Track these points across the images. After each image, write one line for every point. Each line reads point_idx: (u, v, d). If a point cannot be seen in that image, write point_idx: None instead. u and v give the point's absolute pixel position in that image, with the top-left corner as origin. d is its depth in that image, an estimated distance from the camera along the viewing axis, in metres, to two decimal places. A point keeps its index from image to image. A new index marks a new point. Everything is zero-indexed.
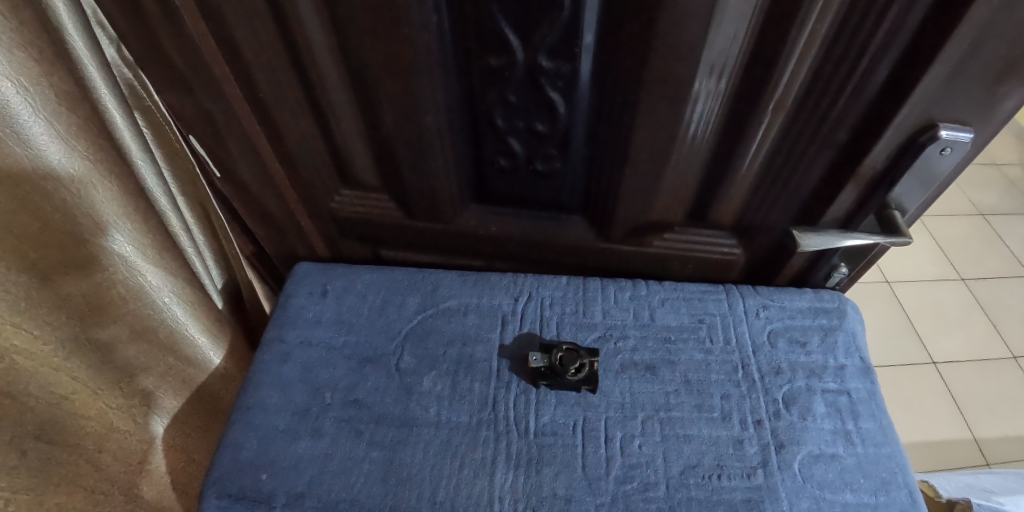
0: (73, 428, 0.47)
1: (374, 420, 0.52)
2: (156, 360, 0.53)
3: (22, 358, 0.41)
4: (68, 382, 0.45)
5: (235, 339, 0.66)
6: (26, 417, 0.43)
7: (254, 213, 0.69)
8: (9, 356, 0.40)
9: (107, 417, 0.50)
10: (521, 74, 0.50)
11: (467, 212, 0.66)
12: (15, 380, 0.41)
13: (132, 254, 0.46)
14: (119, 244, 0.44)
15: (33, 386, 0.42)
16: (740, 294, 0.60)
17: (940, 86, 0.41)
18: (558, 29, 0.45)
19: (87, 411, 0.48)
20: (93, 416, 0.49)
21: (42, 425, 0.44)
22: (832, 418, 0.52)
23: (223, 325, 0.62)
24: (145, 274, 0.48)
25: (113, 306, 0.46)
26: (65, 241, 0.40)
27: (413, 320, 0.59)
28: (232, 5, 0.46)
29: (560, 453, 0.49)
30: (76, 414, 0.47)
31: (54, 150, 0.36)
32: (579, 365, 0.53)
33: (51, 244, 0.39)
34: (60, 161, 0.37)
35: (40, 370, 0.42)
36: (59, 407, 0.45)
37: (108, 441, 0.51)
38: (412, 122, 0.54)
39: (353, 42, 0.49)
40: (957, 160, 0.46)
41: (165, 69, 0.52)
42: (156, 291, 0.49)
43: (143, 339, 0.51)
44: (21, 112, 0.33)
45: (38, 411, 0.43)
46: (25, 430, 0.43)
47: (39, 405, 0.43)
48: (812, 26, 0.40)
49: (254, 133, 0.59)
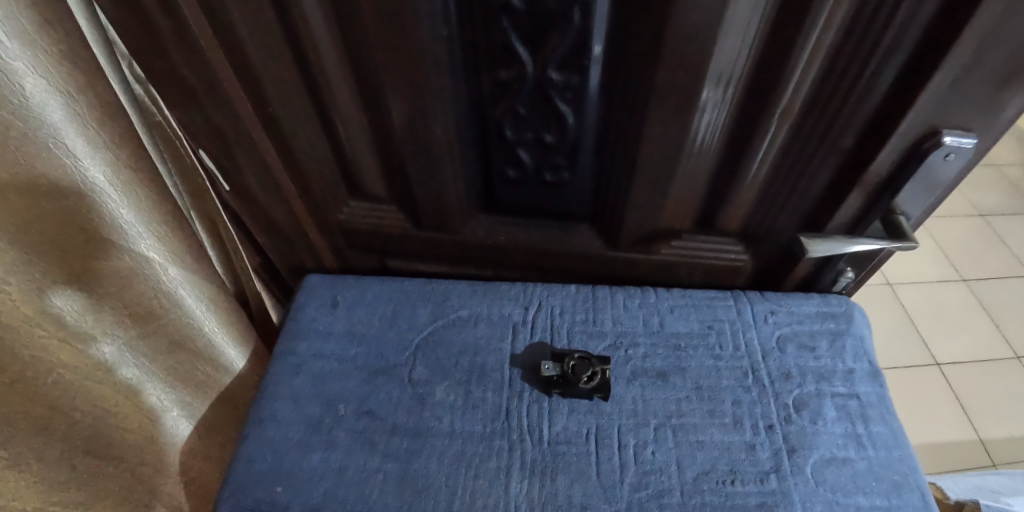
0: (116, 441, 0.47)
1: (387, 431, 0.52)
2: (194, 371, 0.53)
3: (67, 371, 0.41)
4: (109, 395, 0.45)
5: (262, 347, 0.64)
6: (72, 429, 0.43)
7: (262, 226, 0.70)
8: (54, 371, 0.40)
9: (148, 430, 0.50)
10: (529, 87, 0.50)
11: (475, 222, 0.66)
12: (60, 392, 0.41)
13: (166, 263, 0.45)
14: (151, 253, 0.44)
15: (78, 399, 0.43)
16: (748, 300, 0.60)
17: (944, 93, 0.42)
18: (566, 43, 0.46)
19: (130, 424, 0.48)
20: (134, 429, 0.49)
21: (90, 439, 0.45)
22: (843, 422, 0.52)
23: (254, 337, 0.62)
24: (179, 288, 0.47)
25: (152, 317, 0.46)
26: (105, 256, 0.40)
27: (424, 331, 0.60)
28: (244, 21, 0.47)
29: (574, 462, 0.49)
30: (119, 427, 0.47)
31: (95, 165, 0.37)
32: (592, 373, 0.53)
33: (92, 257, 0.40)
34: (101, 176, 0.37)
35: (84, 384, 0.43)
36: (103, 420, 0.45)
37: (149, 454, 0.51)
38: (422, 133, 0.55)
39: (363, 54, 0.49)
40: (961, 165, 0.47)
41: (175, 83, 0.52)
42: (192, 304, 0.49)
43: (183, 351, 0.51)
44: (65, 131, 0.34)
45: (83, 423, 0.44)
46: (73, 444, 0.43)
47: (86, 418, 0.44)
48: (817, 38, 0.41)
49: (264, 147, 0.60)
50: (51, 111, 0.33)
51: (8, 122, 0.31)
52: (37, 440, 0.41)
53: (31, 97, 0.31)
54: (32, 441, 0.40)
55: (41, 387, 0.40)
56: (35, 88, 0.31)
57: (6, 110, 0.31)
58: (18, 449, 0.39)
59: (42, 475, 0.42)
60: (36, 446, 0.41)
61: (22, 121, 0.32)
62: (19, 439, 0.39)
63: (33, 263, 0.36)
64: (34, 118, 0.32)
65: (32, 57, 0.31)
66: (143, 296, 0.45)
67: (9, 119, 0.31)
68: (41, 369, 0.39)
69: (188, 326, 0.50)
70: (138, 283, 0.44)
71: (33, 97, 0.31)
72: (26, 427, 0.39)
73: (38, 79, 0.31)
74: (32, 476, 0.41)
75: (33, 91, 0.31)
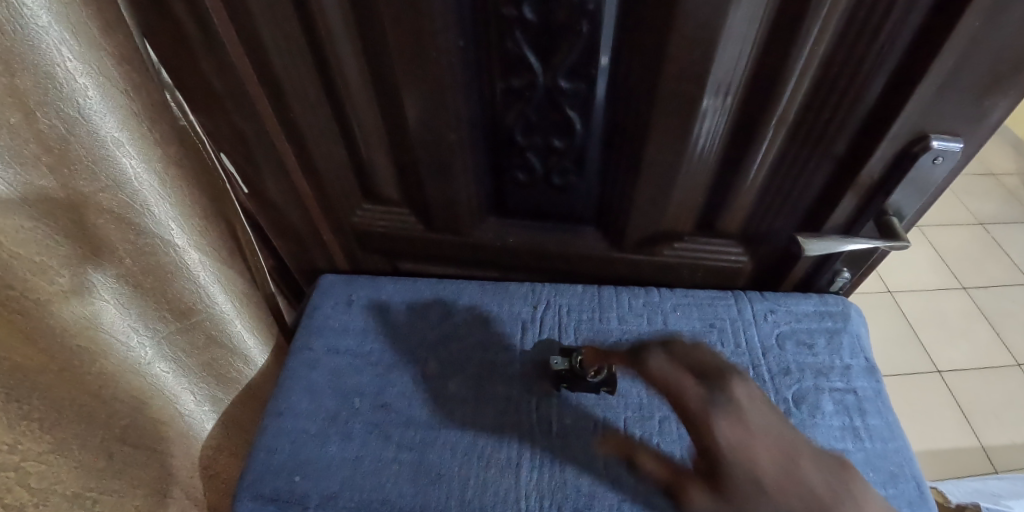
0: (149, 431, 0.49)
1: (402, 423, 0.54)
2: (222, 366, 0.57)
3: (110, 362, 0.42)
4: (144, 386, 0.47)
5: (277, 343, 0.68)
6: (111, 418, 0.44)
7: (279, 229, 0.73)
8: (98, 361, 0.41)
9: (176, 422, 0.52)
10: (539, 94, 0.53)
11: (484, 225, 0.69)
12: (102, 381, 0.42)
13: (203, 261, 0.50)
14: (190, 251, 0.48)
15: (117, 389, 0.44)
16: (748, 299, 0.63)
17: (931, 100, 0.45)
18: (575, 53, 0.49)
19: (161, 415, 0.50)
20: (165, 420, 0.51)
21: (125, 429, 0.46)
22: (841, 415, 0.54)
23: (272, 331, 0.66)
24: (212, 285, 0.52)
25: (190, 312, 0.50)
26: (151, 252, 0.44)
27: (436, 328, 0.62)
28: (272, 31, 0.50)
29: (582, 453, 0.51)
30: (151, 418, 0.49)
31: (142, 165, 0.40)
32: (598, 367, 0.55)
33: (138, 253, 0.42)
34: (147, 177, 0.41)
35: (123, 375, 0.44)
36: (138, 410, 0.47)
37: (177, 445, 0.53)
38: (436, 140, 0.58)
39: (382, 63, 0.52)
40: (950, 168, 0.50)
41: (202, 90, 0.55)
42: (223, 300, 0.54)
43: (211, 345, 0.54)
44: (117, 134, 0.37)
45: (121, 413, 0.45)
46: (112, 433, 0.44)
47: (124, 408, 0.45)
48: (811, 48, 0.44)
49: (284, 152, 0.63)
50: (106, 113, 0.36)
51: (74, 122, 0.34)
52: (81, 427, 0.41)
53: (92, 101, 0.35)
54: (77, 428, 0.40)
55: (86, 376, 0.40)
56: (94, 90, 0.35)
57: (72, 111, 0.34)
58: (65, 436, 0.39)
59: (85, 462, 0.42)
60: (80, 434, 0.41)
61: (85, 123, 0.35)
62: (67, 426, 0.39)
63: (86, 257, 0.38)
64: (95, 120, 0.35)
65: (97, 61, 0.35)
66: (183, 291, 0.48)
67: (74, 118, 0.34)
68: (85, 358, 0.40)
69: (219, 322, 0.54)
70: (179, 279, 0.47)
71: (93, 100, 0.35)
72: (73, 415, 0.40)
73: (99, 84, 0.35)
74: (77, 462, 0.41)
75: (93, 93, 0.35)
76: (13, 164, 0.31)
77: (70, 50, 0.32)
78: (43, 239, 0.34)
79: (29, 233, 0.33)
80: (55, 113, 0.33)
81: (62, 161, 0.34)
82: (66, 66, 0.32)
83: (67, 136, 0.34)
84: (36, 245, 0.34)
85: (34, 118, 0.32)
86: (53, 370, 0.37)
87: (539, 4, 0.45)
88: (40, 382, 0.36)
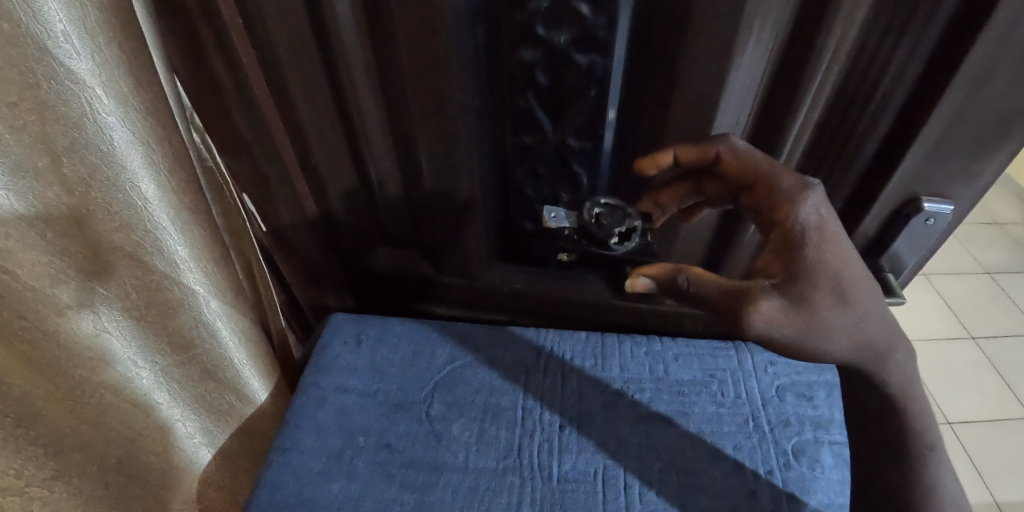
0: (144, 463, 0.50)
1: (405, 463, 0.55)
2: (218, 400, 0.57)
3: (110, 393, 0.44)
4: (141, 418, 0.48)
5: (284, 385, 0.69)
6: (109, 446, 0.45)
7: (293, 266, 0.75)
8: (98, 390, 0.43)
9: (170, 453, 0.53)
10: (548, 150, 0.56)
11: (493, 269, 0.71)
12: (101, 411, 0.44)
13: (207, 296, 0.49)
14: (195, 288, 0.48)
15: (115, 418, 0.45)
16: (748, 351, 0.64)
17: (920, 164, 0.47)
18: (582, 117, 0.52)
19: (156, 448, 0.51)
20: (159, 451, 0.51)
21: (122, 459, 0.47)
22: (840, 469, 0.54)
23: (275, 369, 0.65)
24: (217, 319, 0.51)
25: (188, 346, 0.50)
26: (154, 286, 0.44)
27: (442, 370, 0.63)
28: (299, 86, 0.54)
29: (582, 500, 0.52)
30: (148, 449, 0.50)
31: (159, 207, 0.41)
32: (623, 229, 0.52)
33: (143, 289, 0.43)
34: (163, 217, 0.42)
35: (118, 404, 0.45)
36: (134, 442, 0.48)
37: (170, 478, 0.54)
38: (449, 186, 0.61)
39: (402, 116, 0.56)
40: (943, 227, 0.52)
41: (231, 135, 0.59)
42: (226, 335, 0.53)
43: (207, 379, 0.54)
44: (139, 181, 0.39)
45: (117, 443, 0.46)
46: (110, 463, 0.46)
47: (119, 438, 0.46)
48: (805, 115, 0.47)
49: (302, 193, 0.66)
50: (130, 160, 0.37)
51: (95, 167, 0.36)
52: (80, 455, 0.42)
53: (117, 148, 0.36)
54: (78, 457, 0.42)
55: (87, 405, 0.42)
56: (122, 141, 0.36)
57: (95, 156, 0.35)
58: (66, 464, 0.41)
59: (83, 490, 0.43)
60: (80, 461, 0.43)
61: (106, 170, 0.36)
62: (68, 455, 0.41)
63: (95, 290, 0.40)
64: (117, 166, 0.37)
65: (122, 114, 0.36)
66: (183, 325, 0.49)
67: (97, 164, 0.36)
68: (88, 387, 0.42)
69: (220, 356, 0.54)
70: (181, 315, 0.48)
71: (118, 149, 0.36)
72: (74, 443, 0.42)
73: (125, 133, 0.36)
74: (75, 491, 0.43)
75: (119, 143, 0.36)
76: (37, 203, 0.34)
77: (103, 105, 0.34)
78: (58, 274, 0.37)
79: (46, 267, 0.36)
80: (79, 159, 0.35)
81: (83, 201, 0.36)
82: (96, 119, 0.34)
83: (89, 182, 0.36)
84: (51, 279, 0.36)
85: (59, 162, 0.34)
86: (56, 398, 0.39)
87: (551, 70, 0.49)
88: (43, 411, 0.38)
